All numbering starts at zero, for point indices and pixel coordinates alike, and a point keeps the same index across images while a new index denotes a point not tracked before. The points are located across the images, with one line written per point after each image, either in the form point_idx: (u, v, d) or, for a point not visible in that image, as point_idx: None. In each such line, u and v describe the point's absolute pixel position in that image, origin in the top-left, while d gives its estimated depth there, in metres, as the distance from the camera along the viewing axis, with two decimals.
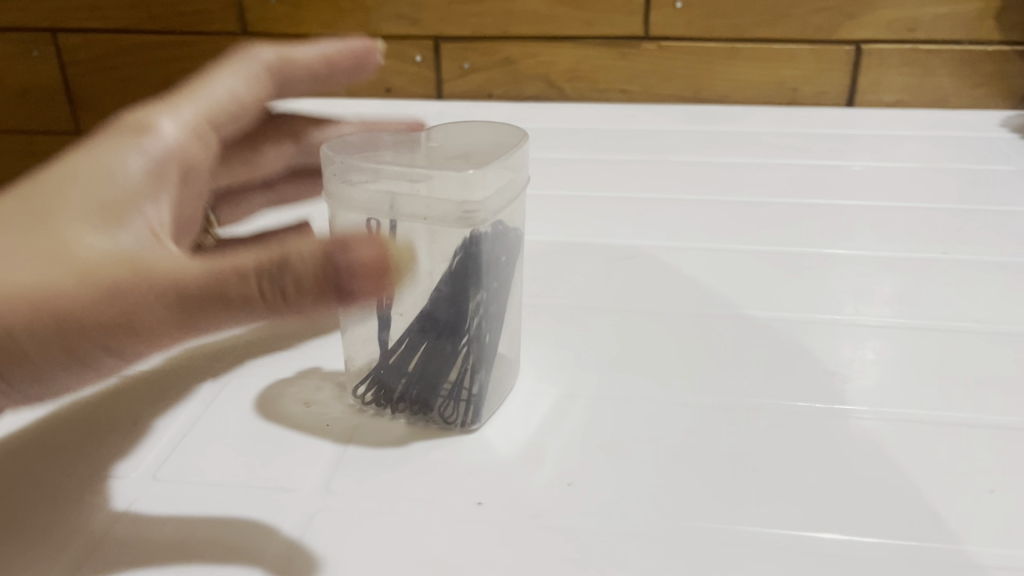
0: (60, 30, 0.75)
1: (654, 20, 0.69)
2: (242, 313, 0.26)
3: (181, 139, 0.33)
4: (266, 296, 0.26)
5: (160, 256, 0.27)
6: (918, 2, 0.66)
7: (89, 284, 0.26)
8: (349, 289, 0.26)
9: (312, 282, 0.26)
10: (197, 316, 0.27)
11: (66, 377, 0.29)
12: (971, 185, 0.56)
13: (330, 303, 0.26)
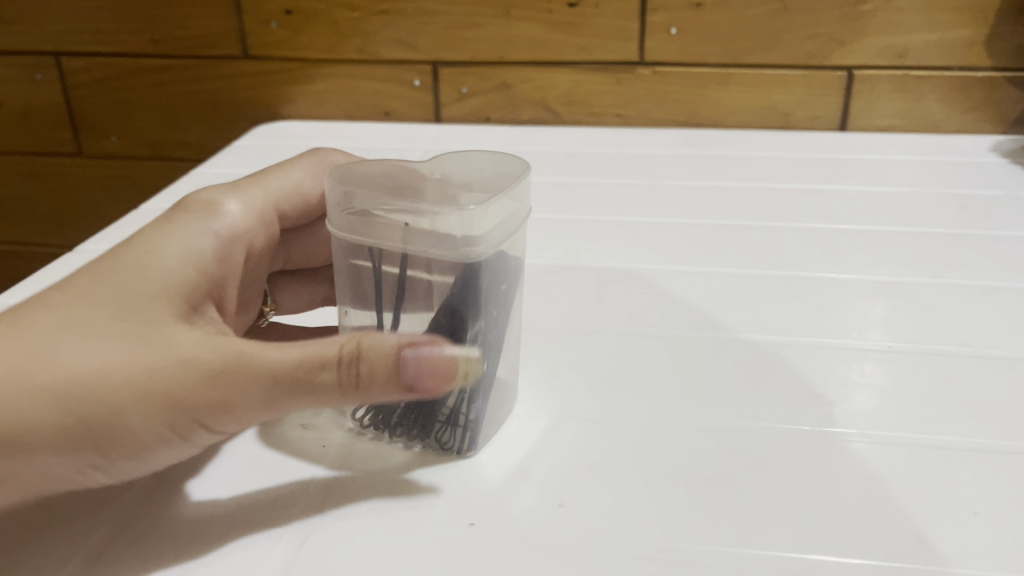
0: (62, 53, 0.76)
1: (649, 45, 0.70)
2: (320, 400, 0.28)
3: (246, 218, 0.37)
4: (340, 388, 0.28)
5: (255, 344, 0.28)
6: (908, 29, 0.67)
7: (196, 367, 0.28)
8: (421, 381, 0.28)
9: (385, 376, 0.28)
10: (281, 399, 0.28)
11: (161, 457, 0.30)
12: (961, 209, 0.56)
13: (399, 394, 0.28)
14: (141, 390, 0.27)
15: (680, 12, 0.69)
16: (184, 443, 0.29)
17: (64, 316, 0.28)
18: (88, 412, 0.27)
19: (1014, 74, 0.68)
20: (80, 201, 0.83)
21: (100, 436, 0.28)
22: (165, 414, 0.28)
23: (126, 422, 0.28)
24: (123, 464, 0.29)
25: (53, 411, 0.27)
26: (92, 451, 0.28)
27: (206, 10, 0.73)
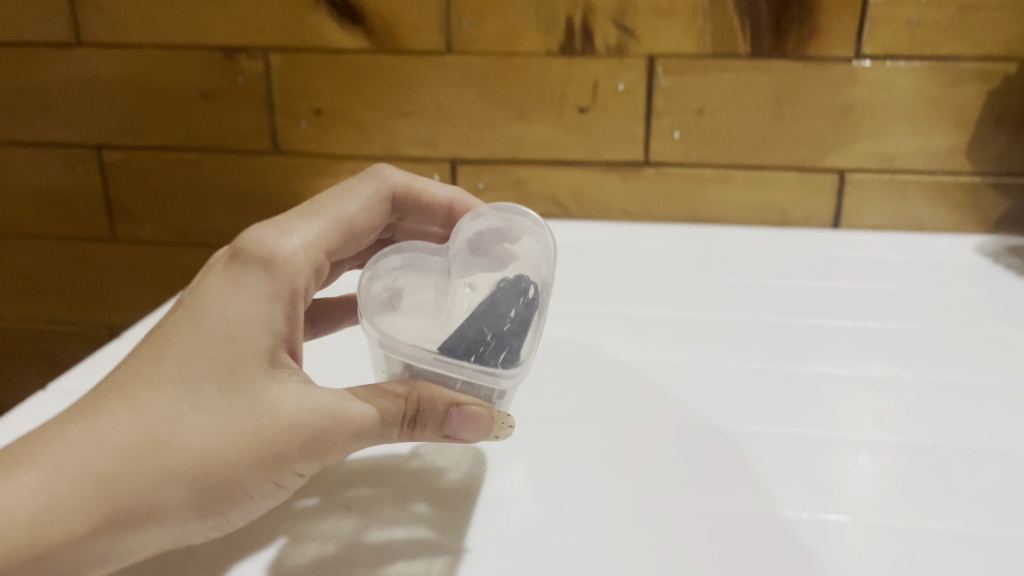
0: (104, 147, 0.81)
1: (654, 147, 0.76)
2: (384, 439, 0.38)
3: (301, 254, 0.41)
4: (399, 429, 0.38)
5: (337, 401, 0.37)
6: (894, 136, 0.72)
7: (292, 427, 0.36)
8: (458, 432, 0.38)
9: (433, 426, 0.37)
10: (362, 440, 0.37)
11: (266, 504, 0.38)
12: (948, 307, 0.60)
13: (438, 436, 0.38)
14: (254, 452, 0.36)
15: (683, 118, 0.74)
16: (285, 488, 0.38)
17: (177, 399, 0.36)
18: (213, 477, 0.35)
19: (994, 179, 0.73)
20: (110, 284, 0.87)
21: (222, 495, 0.36)
22: (274, 468, 0.36)
23: (244, 481, 0.36)
24: (236, 514, 0.37)
25: (184, 483, 0.35)
26: (216, 509, 0.36)
27: (241, 108, 0.78)
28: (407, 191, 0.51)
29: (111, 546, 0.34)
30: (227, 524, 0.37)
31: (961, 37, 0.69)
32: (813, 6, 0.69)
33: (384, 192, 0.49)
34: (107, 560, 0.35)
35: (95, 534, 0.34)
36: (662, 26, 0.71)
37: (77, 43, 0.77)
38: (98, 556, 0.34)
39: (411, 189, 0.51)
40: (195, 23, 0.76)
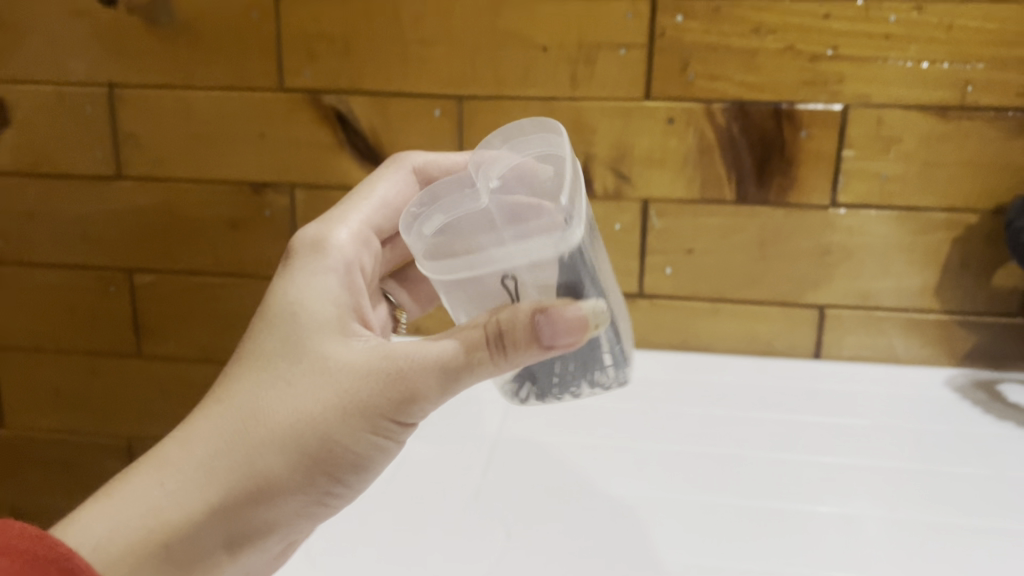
0: (135, 270, 0.87)
1: (648, 281, 0.82)
2: (481, 367, 0.44)
3: (346, 241, 0.54)
4: (495, 349, 0.43)
5: (407, 350, 0.46)
6: (869, 277, 0.79)
7: (363, 377, 0.46)
8: (553, 338, 0.42)
9: (525, 340, 0.42)
10: (457, 369, 0.44)
11: (369, 450, 0.47)
12: (919, 443, 0.65)
13: (543, 350, 0.43)
14: (332, 404, 0.46)
15: (674, 255, 0.81)
16: (387, 430, 0.47)
17: (256, 390, 0.47)
18: (301, 430, 0.46)
19: (963, 318, 0.79)
20: (132, 397, 0.92)
21: (315, 445, 0.46)
22: (359, 414, 0.46)
23: (333, 428, 0.46)
24: (346, 459, 0.47)
25: (274, 441, 0.46)
26: (316, 455, 0.46)
27: (267, 239, 0.84)
28: (424, 168, 0.61)
29: (245, 505, 0.46)
30: (342, 471, 0.48)
31: (926, 189, 0.76)
32: (791, 159, 0.77)
33: (405, 175, 0.60)
34: (253, 517, 0.46)
35: (222, 497, 0.45)
36: (655, 173, 0.79)
37: (118, 176, 0.84)
38: (237, 515, 0.46)
39: (435, 165, 0.61)
40: (229, 161, 0.82)
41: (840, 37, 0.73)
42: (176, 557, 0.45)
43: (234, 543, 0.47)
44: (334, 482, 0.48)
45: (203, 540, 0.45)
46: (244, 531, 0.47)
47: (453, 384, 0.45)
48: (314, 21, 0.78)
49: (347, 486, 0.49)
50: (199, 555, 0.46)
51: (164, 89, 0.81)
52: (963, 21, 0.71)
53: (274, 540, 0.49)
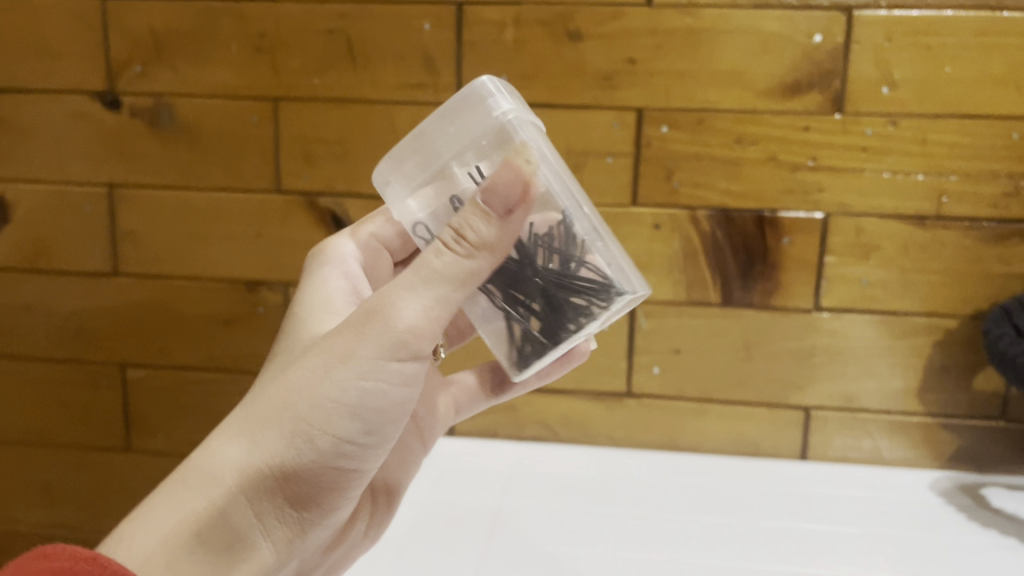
0: (128, 364, 0.88)
1: (636, 380, 0.83)
2: (452, 266, 0.44)
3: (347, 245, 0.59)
4: (459, 245, 0.44)
5: (384, 286, 0.45)
6: (853, 379, 0.80)
7: (345, 333, 0.45)
8: (506, 206, 0.43)
9: (483, 221, 0.43)
10: (431, 282, 0.44)
11: (371, 390, 0.45)
12: (904, 553, 0.66)
13: (504, 220, 0.44)
14: (320, 364, 0.45)
15: (661, 356, 0.82)
16: (390, 376, 0.45)
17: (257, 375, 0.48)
18: (293, 399, 0.45)
19: (947, 420, 0.80)
20: (120, 490, 0.91)
21: (311, 409, 0.45)
22: (348, 367, 0.45)
23: (323, 387, 0.45)
24: (355, 414, 0.46)
25: (270, 415, 0.45)
26: (316, 421, 0.45)
27: (260, 336, 0.85)
28: None
29: (261, 484, 0.45)
30: (354, 429, 0.46)
31: (906, 294, 0.78)
32: (775, 264, 0.79)
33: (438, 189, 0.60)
34: (276, 492, 0.46)
35: (237, 480, 0.45)
36: (642, 275, 0.81)
37: (115, 273, 0.86)
38: (257, 493, 0.45)
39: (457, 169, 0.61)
40: (224, 260, 0.84)
41: (819, 148, 0.76)
42: (209, 546, 0.44)
43: (267, 521, 0.47)
44: (347, 443, 0.46)
45: (233, 523, 0.45)
46: (272, 506, 0.47)
47: (438, 297, 0.44)
48: (311, 126, 0.80)
49: (368, 443, 0.47)
50: (235, 539, 0.46)
51: (164, 190, 0.83)
52: (935, 135, 0.75)
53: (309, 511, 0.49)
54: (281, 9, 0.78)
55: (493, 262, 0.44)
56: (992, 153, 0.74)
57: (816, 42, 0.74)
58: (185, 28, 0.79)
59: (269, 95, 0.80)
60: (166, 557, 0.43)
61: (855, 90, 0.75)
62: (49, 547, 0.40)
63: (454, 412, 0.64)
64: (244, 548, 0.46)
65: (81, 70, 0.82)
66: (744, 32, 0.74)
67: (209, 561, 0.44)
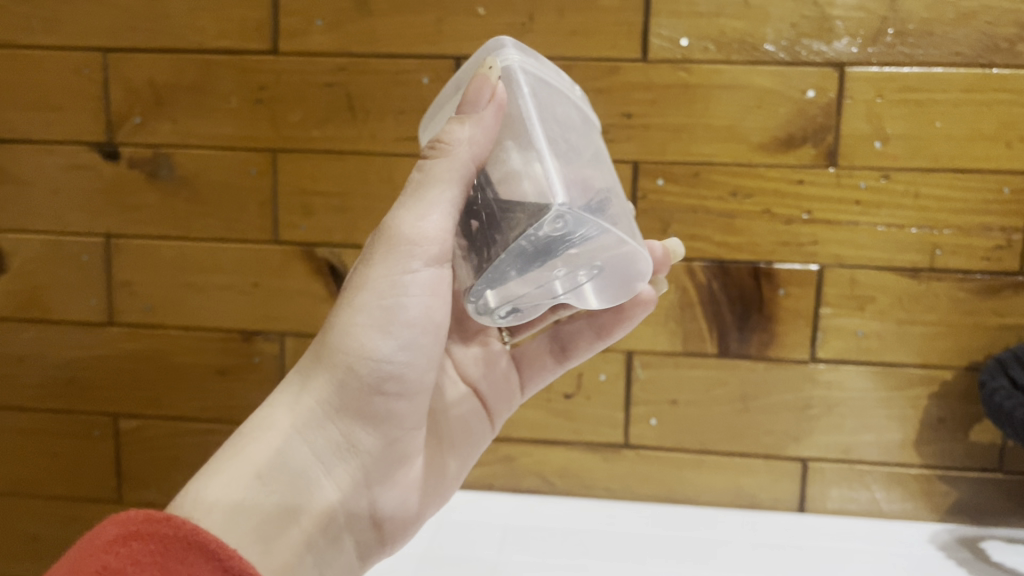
0: (121, 415, 0.87)
1: (633, 431, 0.83)
2: (433, 168, 0.48)
3: None
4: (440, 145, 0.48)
5: (389, 214, 0.50)
6: (850, 431, 0.80)
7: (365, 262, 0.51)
8: (476, 106, 0.47)
9: (454, 125, 0.47)
10: (426, 190, 0.49)
11: (391, 303, 0.50)
12: None
13: (471, 120, 0.47)
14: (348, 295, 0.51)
15: (658, 407, 0.82)
16: (411, 288, 0.50)
17: None
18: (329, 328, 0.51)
19: (945, 471, 0.80)
20: None
21: (344, 332, 0.50)
22: (371, 287, 0.50)
23: (349, 313, 0.50)
24: (382, 325, 0.50)
25: (315, 352, 0.51)
26: (348, 342, 0.50)
27: (255, 387, 0.85)
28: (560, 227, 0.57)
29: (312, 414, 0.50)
30: (389, 346, 0.50)
31: (902, 346, 0.78)
32: (771, 316, 0.79)
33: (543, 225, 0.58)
34: (327, 424, 0.50)
35: (292, 416, 0.50)
36: (639, 327, 0.81)
37: (110, 322, 0.85)
38: (310, 426, 0.50)
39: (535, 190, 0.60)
40: (221, 309, 0.84)
41: (814, 201, 0.77)
42: (276, 482, 0.48)
43: (329, 457, 0.50)
44: (385, 363, 0.50)
45: (294, 463, 0.49)
46: (328, 441, 0.50)
47: (429, 199, 0.49)
48: (310, 178, 0.81)
49: (407, 361, 0.50)
50: (300, 478, 0.49)
51: (161, 240, 0.83)
52: (928, 189, 0.76)
53: (365, 442, 0.51)
54: (281, 62, 0.79)
55: (473, 157, 0.48)
56: (984, 207, 0.75)
57: (809, 98, 0.75)
58: (186, 80, 0.80)
59: (268, 147, 0.81)
60: (230, 488, 0.47)
61: (848, 144, 0.76)
62: (121, 514, 0.42)
63: (521, 390, 0.64)
64: (310, 487, 0.49)
65: (80, 121, 0.82)
66: (738, 88, 0.75)
67: (276, 498, 0.48)
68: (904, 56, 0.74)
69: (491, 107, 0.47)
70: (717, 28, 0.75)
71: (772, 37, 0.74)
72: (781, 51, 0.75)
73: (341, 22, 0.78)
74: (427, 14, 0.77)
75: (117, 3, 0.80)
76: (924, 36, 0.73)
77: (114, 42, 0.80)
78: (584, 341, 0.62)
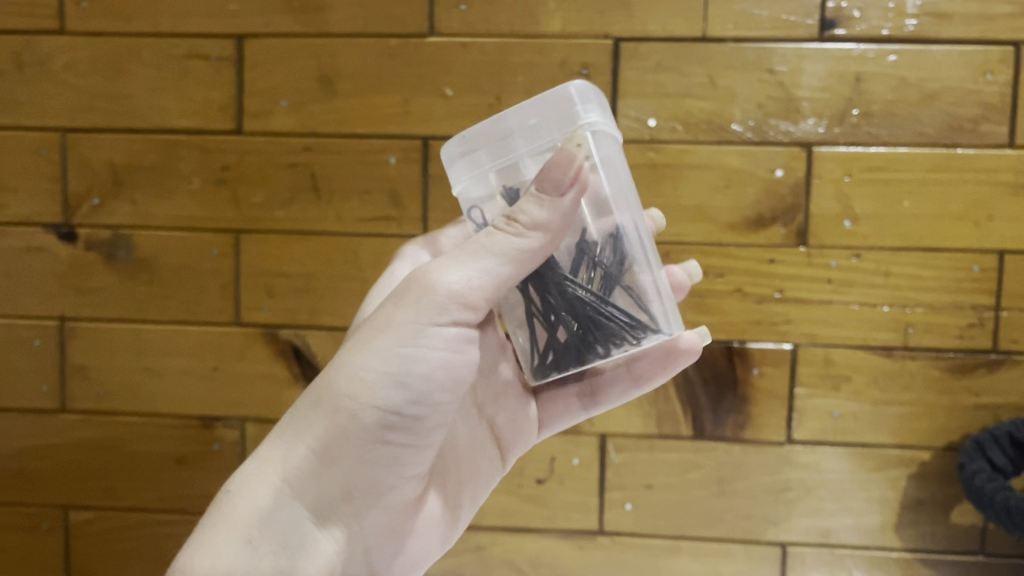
0: (72, 506, 0.83)
1: (608, 517, 0.80)
2: (499, 242, 0.45)
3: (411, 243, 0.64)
4: (512, 228, 0.45)
5: (424, 264, 0.47)
6: (829, 514, 0.78)
7: (385, 306, 0.48)
8: (558, 190, 0.44)
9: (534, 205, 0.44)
10: (471, 256, 0.46)
11: (401, 352, 0.47)
12: None
13: (556, 203, 0.44)
14: (358, 341, 0.48)
15: (634, 491, 0.80)
16: (438, 342, 0.47)
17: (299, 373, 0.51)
18: (333, 375, 0.48)
19: (926, 555, 0.78)
20: None
21: (352, 382, 0.47)
22: (390, 334, 0.47)
23: (357, 360, 0.47)
24: (396, 379, 0.47)
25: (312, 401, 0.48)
26: (355, 395, 0.47)
27: (214, 476, 0.81)
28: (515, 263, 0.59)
29: (308, 468, 0.48)
30: (399, 397, 0.48)
31: (878, 426, 0.77)
32: (745, 398, 0.78)
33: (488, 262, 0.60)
34: (326, 477, 0.48)
35: (283, 468, 0.48)
36: (612, 408, 0.79)
37: (62, 409, 0.82)
38: (301, 481, 0.48)
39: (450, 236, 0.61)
40: (180, 394, 0.81)
41: (785, 280, 0.76)
42: (268, 543, 0.46)
43: (321, 511, 0.49)
44: (395, 415, 0.48)
45: (286, 521, 0.47)
46: (323, 494, 0.48)
47: (486, 268, 0.46)
48: (274, 258, 0.78)
49: (412, 414, 0.49)
50: (292, 537, 0.47)
51: (117, 323, 0.81)
52: (898, 267, 0.75)
53: (361, 494, 0.50)
54: (246, 142, 0.77)
55: (545, 244, 0.45)
56: (954, 286, 0.75)
57: (778, 177, 0.75)
58: (147, 160, 0.79)
59: (230, 228, 0.79)
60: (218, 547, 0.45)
61: (817, 224, 0.75)
62: None
63: (539, 428, 0.62)
64: (305, 545, 0.48)
65: (37, 202, 0.80)
66: (707, 168, 0.75)
67: (268, 560, 0.46)
68: (869, 136, 0.74)
69: (573, 190, 0.44)
70: (685, 108, 0.75)
71: (739, 116, 0.74)
72: (748, 131, 0.75)
73: (306, 102, 0.77)
74: (393, 94, 0.76)
75: (77, 83, 0.78)
76: (889, 117, 0.74)
77: (73, 122, 0.79)
78: (618, 388, 0.61)
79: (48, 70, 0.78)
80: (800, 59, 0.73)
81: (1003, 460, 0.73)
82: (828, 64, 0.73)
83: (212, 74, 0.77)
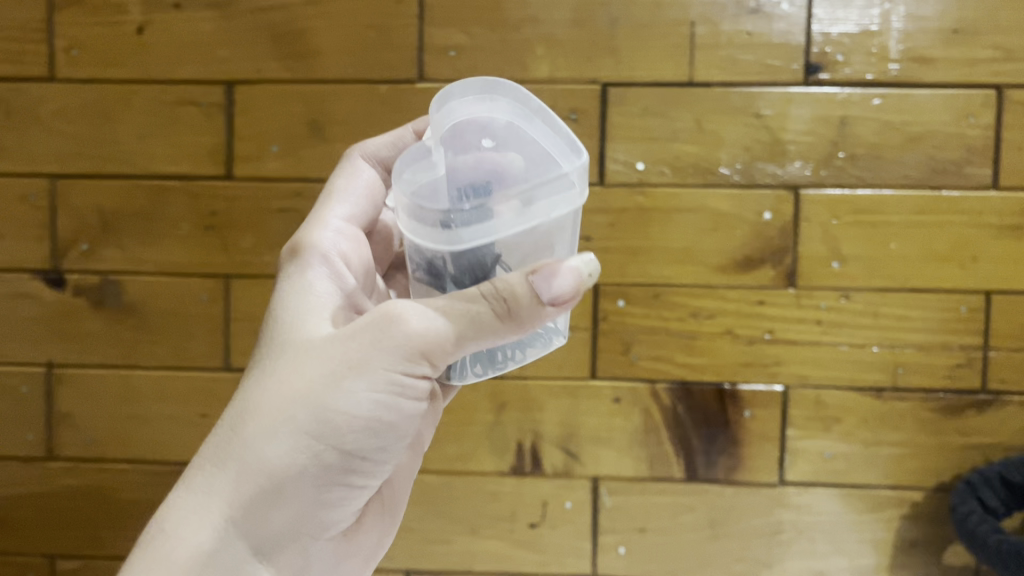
0: (59, 555, 0.82)
1: (600, 562, 0.80)
2: (483, 320, 0.43)
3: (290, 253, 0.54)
4: (492, 300, 0.43)
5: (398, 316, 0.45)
6: (822, 556, 0.78)
7: (354, 342, 0.45)
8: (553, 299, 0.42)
9: (527, 302, 0.42)
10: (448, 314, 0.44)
11: (368, 402, 0.46)
12: None
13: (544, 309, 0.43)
14: (324, 377, 0.45)
15: (626, 535, 0.79)
16: (403, 390, 0.46)
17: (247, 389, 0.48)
18: (296, 411, 0.45)
19: None
20: None
21: (314, 424, 0.45)
22: (359, 378, 0.45)
23: (321, 405, 0.45)
24: (363, 427, 0.46)
25: (269, 433, 0.46)
26: (319, 438, 0.46)
27: None
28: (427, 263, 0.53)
29: (259, 507, 0.46)
30: (362, 443, 0.47)
31: (870, 467, 0.77)
32: (737, 440, 0.78)
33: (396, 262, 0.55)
34: (276, 514, 0.47)
35: (231, 503, 0.46)
36: (604, 451, 0.79)
37: (48, 457, 0.81)
38: (248, 522, 0.46)
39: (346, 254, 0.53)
40: (168, 441, 0.80)
41: (775, 321, 0.76)
42: None
43: (266, 545, 0.47)
44: (356, 455, 0.47)
45: (229, 559, 0.46)
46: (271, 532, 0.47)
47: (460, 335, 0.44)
48: (263, 303, 0.78)
49: (373, 457, 0.48)
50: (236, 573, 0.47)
51: (104, 369, 0.80)
52: (887, 308, 0.76)
53: (309, 528, 0.49)
54: (235, 188, 0.77)
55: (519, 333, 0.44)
56: (943, 325, 0.75)
57: (766, 220, 0.75)
58: (135, 206, 0.78)
59: (219, 273, 0.78)
60: None
61: (806, 266, 0.76)
62: None
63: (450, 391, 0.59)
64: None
65: (25, 249, 0.80)
66: (695, 211, 0.76)
67: None
68: (856, 178, 0.75)
69: (566, 302, 0.43)
70: (672, 152, 0.75)
71: (726, 160, 0.75)
72: (735, 174, 0.75)
73: (295, 147, 0.77)
74: None
75: (66, 130, 0.78)
76: (874, 160, 0.74)
77: (62, 169, 0.79)
78: None
79: (37, 118, 0.78)
80: (786, 103, 0.74)
81: (995, 501, 0.73)
82: (813, 108, 0.74)
83: (202, 120, 0.77)
